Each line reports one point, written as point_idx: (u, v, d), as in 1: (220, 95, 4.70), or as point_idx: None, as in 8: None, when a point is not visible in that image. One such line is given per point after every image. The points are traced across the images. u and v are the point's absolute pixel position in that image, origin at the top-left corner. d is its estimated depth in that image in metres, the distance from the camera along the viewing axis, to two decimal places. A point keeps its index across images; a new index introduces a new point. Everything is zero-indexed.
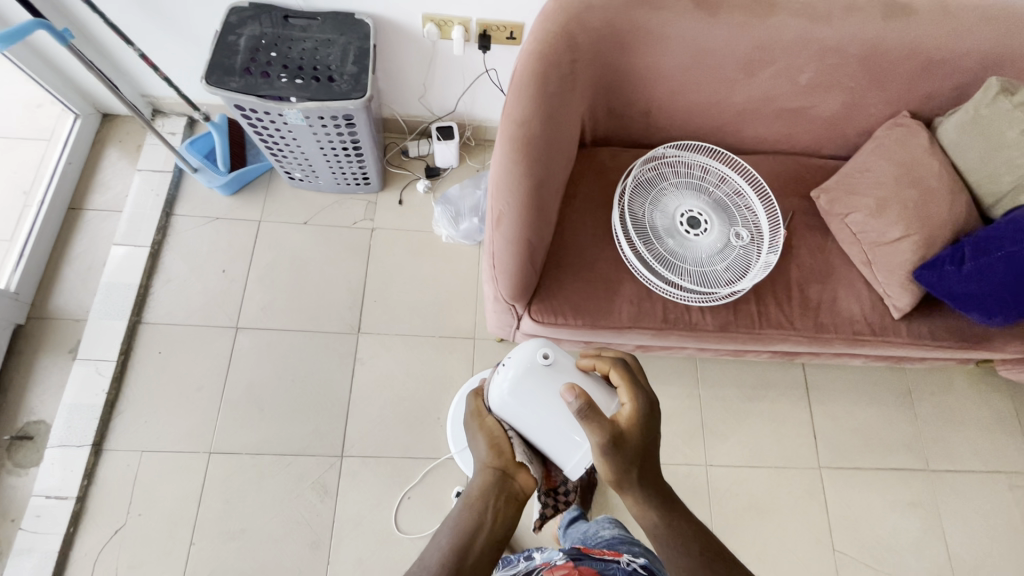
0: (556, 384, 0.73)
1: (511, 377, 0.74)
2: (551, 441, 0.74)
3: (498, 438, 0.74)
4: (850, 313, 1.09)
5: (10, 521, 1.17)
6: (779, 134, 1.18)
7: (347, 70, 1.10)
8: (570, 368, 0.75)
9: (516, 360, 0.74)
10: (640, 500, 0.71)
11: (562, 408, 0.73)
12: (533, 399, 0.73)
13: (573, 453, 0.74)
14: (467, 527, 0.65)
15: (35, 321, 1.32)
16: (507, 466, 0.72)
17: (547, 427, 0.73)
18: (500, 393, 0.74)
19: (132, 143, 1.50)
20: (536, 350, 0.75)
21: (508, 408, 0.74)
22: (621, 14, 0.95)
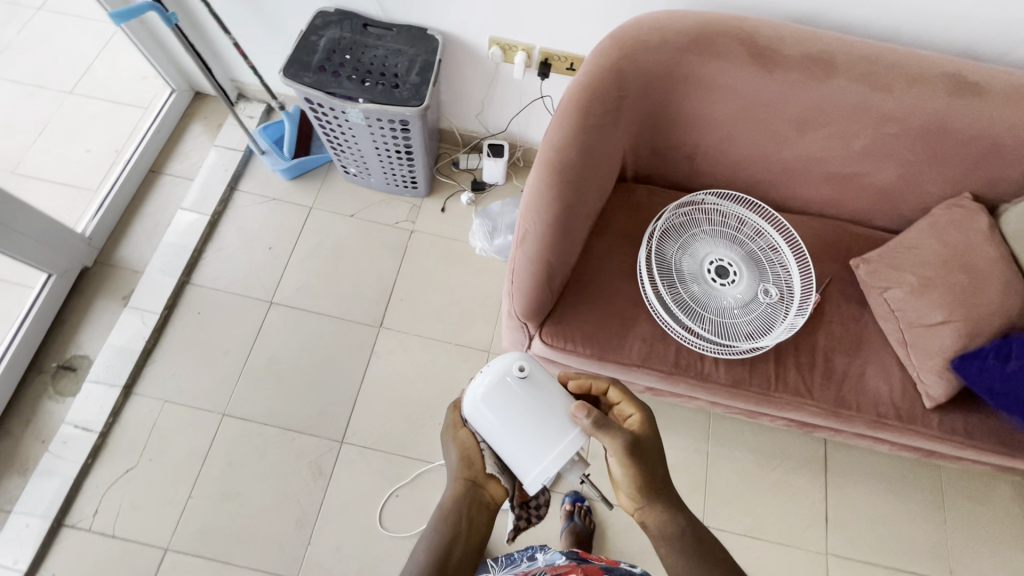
0: (527, 398, 0.72)
1: (485, 382, 0.73)
2: (512, 454, 0.72)
3: (470, 450, 0.75)
4: (876, 393, 1.03)
5: (40, 441, 1.27)
6: (826, 197, 1.15)
7: (410, 79, 1.17)
8: (544, 385, 0.74)
9: (492, 368, 0.74)
10: (660, 515, 0.72)
11: (528, 422, 0.71)
12: (502, 408, 0.72)
13: (532, 470, 0.71)
14: (443, 538, 0.67)
15: (100, 266, 1.46)
16: (478, 476, 0.74)
17: (511, 438, 0.71)
18: (472, 397, 0.73)
19: (215, 121, 1.64)
20: (512, 361, 0.74)
21: (477, 413, 0.73)
22: (674, 57, 0.97)
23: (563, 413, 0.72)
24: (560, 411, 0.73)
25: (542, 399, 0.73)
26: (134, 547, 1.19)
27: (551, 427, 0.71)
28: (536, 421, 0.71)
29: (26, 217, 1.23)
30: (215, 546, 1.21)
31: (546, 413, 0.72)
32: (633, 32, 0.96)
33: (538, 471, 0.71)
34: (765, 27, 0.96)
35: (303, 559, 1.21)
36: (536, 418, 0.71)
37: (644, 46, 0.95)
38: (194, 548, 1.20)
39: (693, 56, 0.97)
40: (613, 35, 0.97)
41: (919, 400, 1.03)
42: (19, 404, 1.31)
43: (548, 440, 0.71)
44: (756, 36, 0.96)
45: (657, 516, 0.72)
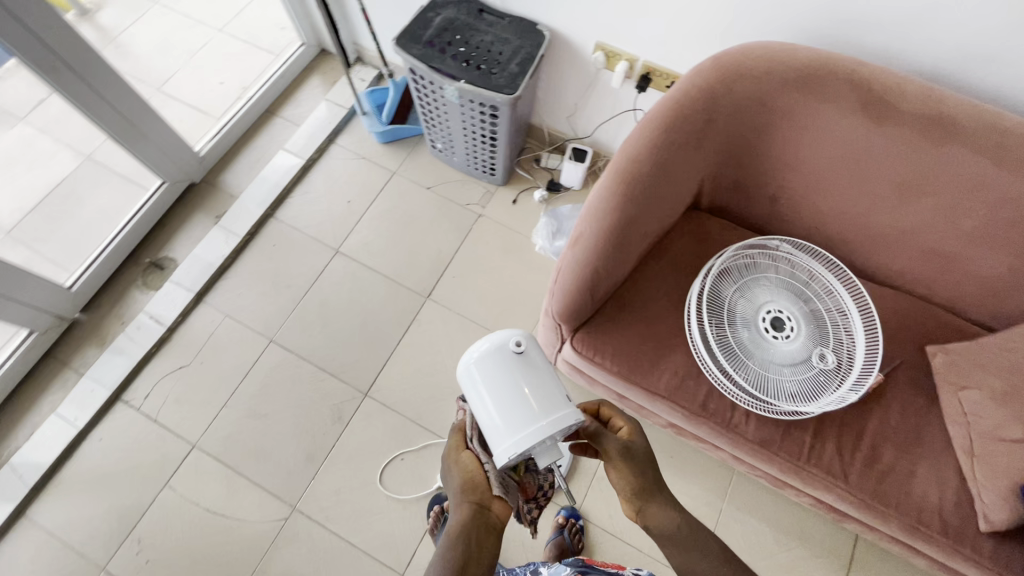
0: (516, 373, 0.71)
1: (480, 348, 0.74)
2: (487, 423, 0.70)
3: (473, 472, 0.70)
4: (922, 498, 0.92)
5: (122, 322, 1.45)
6: (917, 273, 1.05)
7: (509, 68, 1.20)
8: (537, 366, 0.73)
9: (492, 336, 0.75)
10: (660, 517, 0.72)
11: (510, 395, 0.70)
12: (489, 374, 0.72)
13: (502, 443, 0.68)
14: (456, 565, 0.61)
15: (206, 184, 1.63)
16: (483, 497, 0.68)
17: (494, 406, 0.70)
18: (467, 358, 0.75)
19: (332, 78, 1.78)
20: (513, 335, 0.74)
21: (466, 376, 0.74)
22: (775, 92, 0.94)
23: (546, 396, 0.70)
24: (545, 393, 0.70)
25: (530, 377, 0.71)
26: (170, 435, 1.33)
27: (530, 404, 0.69)
28: (518, 395, 0.70)
29: (156, 127, 1.41)
30: (234, 455, 1.31)
31: (530, 391, 0.70)
32: (738, 59, 0.94)
33: (507, 444, 0.67)
34: (885, 77, 0.90)
35: (304, 491, 1.28)
36: (519, 393, 0.70)
37: (745, 75, 0.94)
38: (217, 451, 1.31)
39: (796, 93, 0.93)
40: (716, 58, 0.95)
41: (973, 520, 0.91)
42: (114, 287, 1.50)
43: (524, 416, 0.68)
44: (873, 84, 0.90)
45: (657, 518, 0.72)
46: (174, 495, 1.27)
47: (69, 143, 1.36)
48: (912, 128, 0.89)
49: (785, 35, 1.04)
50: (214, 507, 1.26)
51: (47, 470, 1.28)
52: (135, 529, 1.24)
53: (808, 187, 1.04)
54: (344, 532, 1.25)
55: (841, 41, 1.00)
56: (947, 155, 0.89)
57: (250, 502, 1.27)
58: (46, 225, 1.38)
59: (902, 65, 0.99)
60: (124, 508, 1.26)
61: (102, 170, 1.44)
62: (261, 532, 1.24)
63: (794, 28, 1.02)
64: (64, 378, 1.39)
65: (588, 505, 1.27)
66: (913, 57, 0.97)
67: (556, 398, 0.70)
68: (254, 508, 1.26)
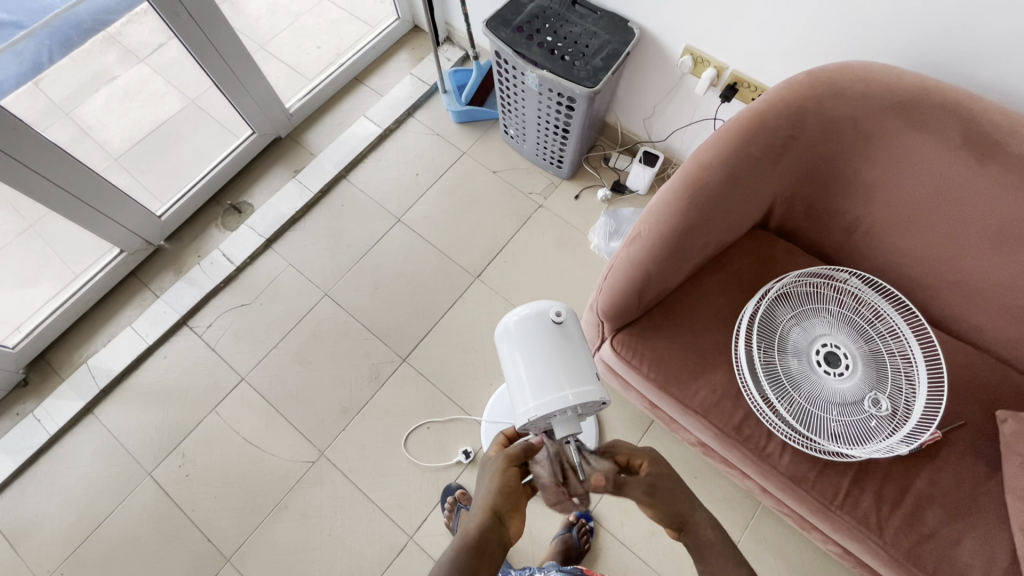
0: (551, 340, 0.79)
1: (523, 312, 0.82)
2: (517, 381, 0.78)
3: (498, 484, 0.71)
4: (964, 571, 0.85)
5: (198, 256, 1.58)
6: (1000, 331, 0.96)
7: (593, 62, 1.20)
8: (570, 339, 0.80)
9: (535, 305, 0.83)
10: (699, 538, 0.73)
11: (542, 360, 0.77)
12: (527, 338, 0.79)
13: (526, 402, 0.76)
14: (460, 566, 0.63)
15: (289, 140, 1.73)
16: (503, 512, 0.69)
17: (526, 366, 0.77)
18: (508, 321, 0.83)
19: (420, 54, 1.84)
20: (553, 306, 0.82)
21: (505, 336, 0.82)
22: (868, 115, 0.90)
23: (574, 369, 0.76)
24: (573, 365, 0.77)
25: (562, 348, 0.78)
26: (223, 365, 1.43)
27: (558, 373, 0.76)
28: (549, 362, 0.77)
29: (255, 81, 1.51)
30: (276, 393, 1.40)
31: (560, 360, 0.77)
32: (833, 76, 0.91)
33: (531, 404, 0.75)
34: (998, 114, 0.83)
35: (333, 440, 1.35)
36: (551, 360, 0.77)
37: (838, 95, 0.90)
38: (262, 388, 1.40)
39: (892, 119, 0.89)
40: (811, 73, 0.92)
41: None
42: (196, 222, 1.62)
43: (551, 383, 0.75)
44: (982, 119, 0.84)
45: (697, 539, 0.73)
46: (219, 420, 1.37)
47: (178, 86, 1.48)
48: (1021, 173, 0.82)
49: (891, 58, 0.98)
50: (252, 438, 1.35)
51: (116, 377, 1.41)
52: (180, 444, 1.35)
53: (889, 221, 0.98)
54: (363, 485, 1.30)
55: (955, 71, 0.93)
56: None
57: (283, 440, 1.35)
58: (148, 157, 1.52)
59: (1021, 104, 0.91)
60: (175, 424, 1.37)
61: (202, 115, 1.56)
62: (289, 470, 1.32)
63: (903, 52, 0.96)
64: (143, 297, 1.53)
65: (601, 508, 1.27)
66: None
67: (583, 373, 0.76)
68: (287, 446, 1.34)
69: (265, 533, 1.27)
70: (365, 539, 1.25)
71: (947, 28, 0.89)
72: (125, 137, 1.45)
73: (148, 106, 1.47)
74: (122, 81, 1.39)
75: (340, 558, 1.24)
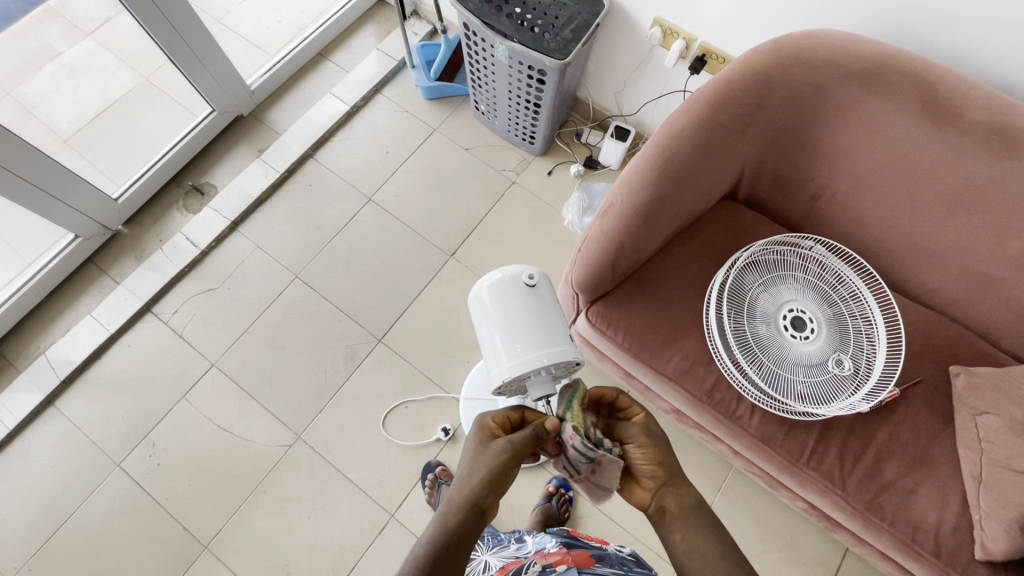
0: (524, 303, 0.79)
1: (496, 277, 0.82)
2: (490, 344, 0.78)
3: (487, 466, 0.64)
4: (919, 517, 0.91)
5: (160, 240, 1.52)
6: (953, 292, 1.01)
7: (563, 33, 1.19)
8: (543, 301, 0.81)
9: (508, 269, 0.83)
10: (678, 496, 0.68)
11: (516, 323, 0.77)
12: (500, 302, 0.80)
13: (500, 364, 0.76)
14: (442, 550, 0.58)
15: (252, 119, 1.67)
16: (487, 502, 0.63)
17: (499, 329, 0.78)
18: (481, 286, 0.83)
19: (386, 29, 1.79)
20: (525, 270, 0.82)
21: (478, 300, 0.82)
22: (832, 84, 0.92)
23: (548, 330, 0.77)
24: (547, 327, 0.77)
25: (536, 310, 0.79)
26: (192, 352, 1.39)
27: (532, 335, 0.76)
28: (523, 325, 0.77)
29: (213, 56, 1.44)
30: (249, 379, 1.37)
31: (533, 322, 0.77)
32: (797, 44, 0.92)
33: (504, 365, 0.75)
34: (952, 81, 0.86)
35: (310, 422, 1.33)
36: (524, 323, 0.77)
37: (804, 63, 0.92)
38: (234, 373, 1.37)
39: (853, 88, 0.91)
40: (777, 41, 0.94)
41: (968, 546, 0.89)
42: (156, 205, 1.56)
43: (525, 345, 0.75)
44: (938, 86, 0.87)
45: (678, 498, 0.67)
46: (189, 408, 1.34)
47: (129, 62, 1.40)
48: (972, 137, 0.86)
49: (854, 27, 1.00)
50: (225, 425, 1.33)
51: (77, 367, 1.36)
52: (150, 433, 1.32)
53: (852, 189, 1.01)
54: (342, 466, 1.29)
55: (913, 40, 0.96)
56: (1002, 170, 0.85)
57: (258, 425, 1.33)
58: (101, 137, 1.44)
59: (975, 72, 0.94)
60: (143, 413, 1.33)
61: (157, 93, 1.49)
62: (265, 454, 1.30)
63: (865, 20, 0.98)
64: (102, 284, 1.47)
65: None
66: (988, 64, 0.92)
67: (557, 335, 0.77)
68: (261, 431, 1.32)
69: (242, 519, 1.25)
70: (345, 520, 1.25)
71: None
72: (74, 116, 1.36)
73: (97, 83, 1.38)
74: (67, 58, 1.30)
75: (320, 539, 1.24)
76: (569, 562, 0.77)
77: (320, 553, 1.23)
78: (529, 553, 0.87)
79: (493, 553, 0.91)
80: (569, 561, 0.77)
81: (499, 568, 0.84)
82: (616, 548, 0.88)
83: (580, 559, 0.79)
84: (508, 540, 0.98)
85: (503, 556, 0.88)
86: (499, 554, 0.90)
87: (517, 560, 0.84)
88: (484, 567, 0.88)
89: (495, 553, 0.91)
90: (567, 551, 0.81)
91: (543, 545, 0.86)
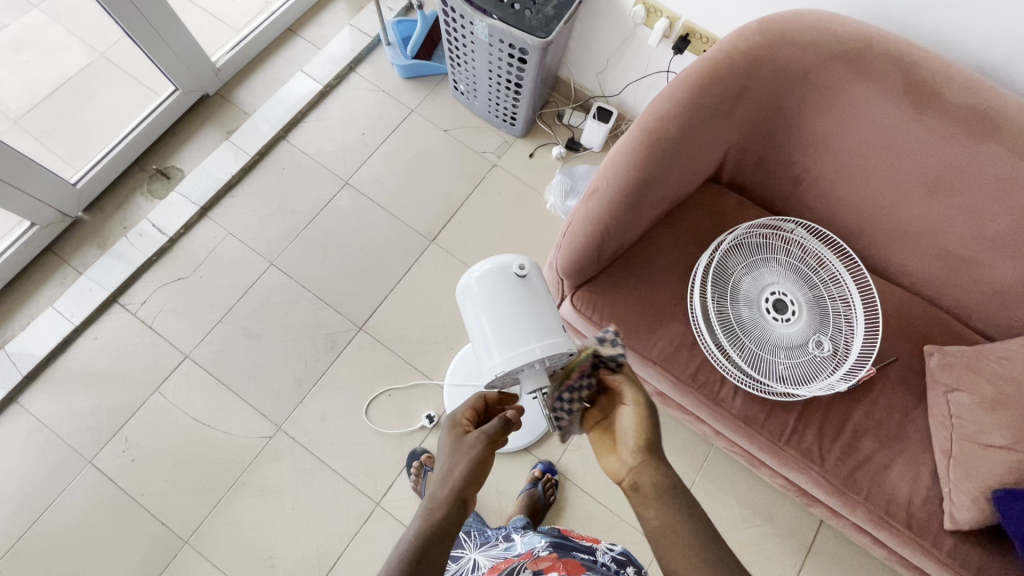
0: (515, 294, 0.78)
1: (485, 267, 0.80)
2: (481, 337, 0.77)
3: (467, 463, 0.62)
4: (893, 491, 0.94)
5: (124, 227, 1.44)
6: (928, 273, 1.03)
7: (545, 10, 1.15)
8: (535, 292, 0.79)
9: (497, 259, 0.81)
10: (655, 470, 0.63)
11: (506, 315, 0.76)
12: (490, 293, 0.78)
13: (493, 357, 0.75)
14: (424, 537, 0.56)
15: (219, 98, 1.59)
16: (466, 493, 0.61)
17: (490, 323, 0.76)
18: (470, 277, 0.81)
19: (359, 4, 1.72)
20: (515, 260, 0.80)
21: (468, 292, 0.80)
22: (817, 65, 0.91)
23: (540, 322, 0.76)
24: (538, 318, 0.76)
25: (526, 301, 0.77)
26: (164, 343, 1.34)
27: (524, 327, 0.75)
28: (515, 317, 0.76)
29: (174, 31, 1.36)
30: (225, 370, 1.33)
31: (525, 314, 0.76)
32: (783, 25, 0.91)
33: (497, 359, 0.74)
34: (935, 64, 0.87)
35: (291, 413, 1.30)
36: (515, 315, 0.76)
37: (789, 44, 0.91)
38: (210, 364, 1.33)
39: (838, 69, 0.90)
40: (763, 21, 0.92)
41: (939, 517, 0.92)
42: (118, 190, 1.48)
43: (516, 338, 0.74)
44: (921, 68, 0.87)
45: (656, 476, 0.62)
46: (163, 401, 1.29)
47: (82, 35, 1.30)
48: (952, 121, 0.87)
49: (837, 8, 0.99)
50: (201, 417, 1.29)
51: (41, 361, 1.30)
52: (122, 428, 1.27)
53: (833, 171, 1.01)
54: (325, 456, 1.28)
55: (896, 21, 0.95)
56: (979, 153, 0.87)
57: (236, 417, 1.29)
58: (54, 118, 1.35)
59: (956, 53, 0.94)
60: (114, 407, 1.28)
61: (114, 70, 1.40)
62: (244, 446, 1.27)
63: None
64: (63, 274, 1.39)
65: (566, 461, 1.30)
66: (969, 45, 0.92)
67: (549, 327, 0.75)
68: (240, 423, 1.29)
69: (223, 512, 1.23)
70: (331, 510, 1.24)
71: None
72: (24, 95, 1.27)
73: (48, 59, 1.29)
74: (13, 31, 1.20)
75: (305, 530, 1.22)
76: (559, 569, 0.75)
77: (305, 544, 1.21)
78: (519, 554, 0.87)
79: (481, 552, 0.92)
80: (559, 568, 0.76)
81: (488, 568, 0.85)
82: (605, 550, 0.87)
83: (570, 564, 0.77)
84: (496, 539, 0.98)
85: (492, 557, 0.89)
86: (487, 554, 0.91)
87: (507, 561, 0.85)
88: (473, 566, 0.88)
89: (483, 553, 0.92)
90: (557, 556, 0.80)
91: (532, 547, 0.86)
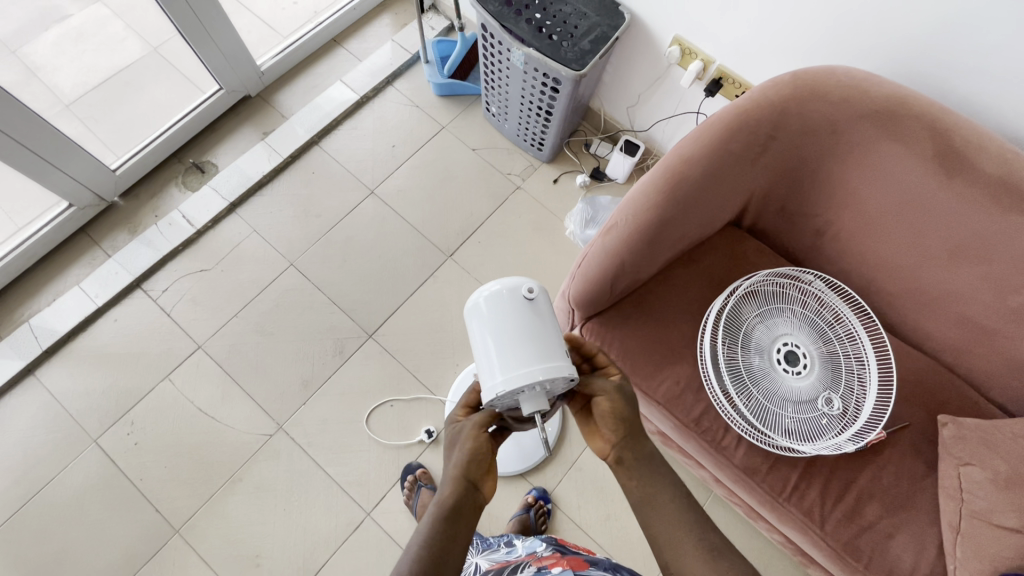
0: (523, 316, 0.76)
1: (494, 288, 0.79)
2: (485, 355, 0.74)
3: (472, 449, 0.66)
4: (894, 562, 0.91)
5: (156, 215, 1.49)
6: (948, 339, 1.01)
7: (581, 43, 1.17)
8: (542, 316, 0.78)
9: (508, 281, 0.80)
10: (637, 448, 0.69)
11: (513, 336, 0.74)
12: (497, 313, 0.77)
13: (494, 377, 0.72)
14: (440, 537, 0.60)
15: (260, 100, 1.65)
16: (476, 477, 0.65)
17: (495, 342, 0.75)
18: (480, 296, 0.80)
19: (402, 21, 1.77)
20: (524, 283, 0.79)
21: (475, 310, 0.79)
22: (847, 123, 0.91)
23: (545, 346, 0.73)
24: (542, 342, 0.74)
25: (533, 323, 0.76)
26: (178, 331, 1.37)
27: (528, 349, 0.73)
28: (521, 338, 0.74)
29: (225, 34, 1.41)
30: (234, 364, 1.35)
31: (531, 336, 0.74)
32: (816, 80, 0.92)
33: (498, 379, 0.71)
34: (968, 131, 0.86)
35: (293, 413, 1.32)
36: (521, 337, 0.74)
37: (821, 98, 0.91)
38: (220, 356, 1.36)
39: (868, 129, 0.91)
40: (797, 74, 0.93)
41: None
42: (155, 179, 1.54)
43: (518, 359, 0.72)
44: (954, 135, 0.86)
45: (634, 450, 0.69)
46: (172, 388, 1.32)
47: (139, 31, 1.37)
48: (982, 190, 0.85)
49: (874, 66, 0.99)
50: (206, 408, 1.31)
51: (62, 337, 1.34)
52: (130, 411, 1.30)
53: (857, 228, 1.00)
54: (321, 460, 1.28)
55: (932, 83, 0.95)
56: (1008, 223, 0.85)
57: (239, 411, 1.31)
58: (104, 106, 1.41)
59: (993, 119, 0.93)
60: (124, 389, 1.31)
61: (165, 65, 1.46)
62: (244, 441, 1.29)
63: (888, 59, 0.97)
64: (93, 256, 1.44)
65: (561, 490, 1.29)
66: (1008, 113, 0.91)
67: (555, 351, 0.73)
68: (242, 419, 1.31)
69: (217, 504, 1.24)
70: (320, 514, 1.24)
71: (932, 34, 0.89)
72: (78, 82, 1.34)
73: (104, 50, 1.36)
74: (76, 21, 1.28)
75: (294, 531, 1.23)
76: (564, 565, 0.81)
77: (292, 545, 1.21)
78: (520, 555, 0.91)
79: (484, 556, 0.95)
80: (564, 565, 0.81)
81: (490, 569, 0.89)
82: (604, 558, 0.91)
83: (575, 563, 0.82)
84: (497, 544, 1.01)
85: (493, 560, 0.93)
86: (489, 557, 0.94)
87: (507, 561, 0.90)
88: (474, 569, 0.92)
89: (485, 556, 0.95)
90: (561, 556, 0.85)
91: (534, 550, 0.89)
